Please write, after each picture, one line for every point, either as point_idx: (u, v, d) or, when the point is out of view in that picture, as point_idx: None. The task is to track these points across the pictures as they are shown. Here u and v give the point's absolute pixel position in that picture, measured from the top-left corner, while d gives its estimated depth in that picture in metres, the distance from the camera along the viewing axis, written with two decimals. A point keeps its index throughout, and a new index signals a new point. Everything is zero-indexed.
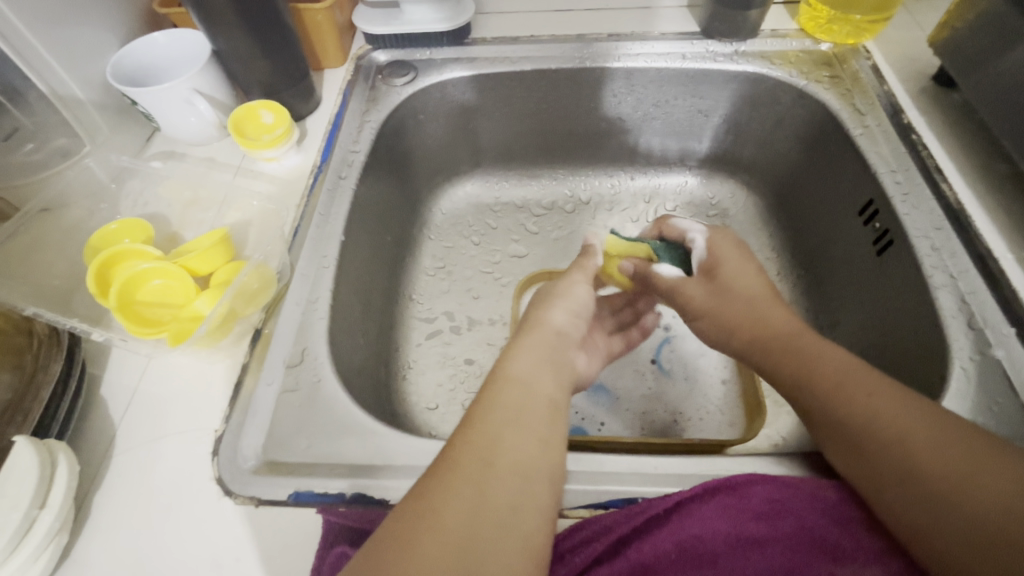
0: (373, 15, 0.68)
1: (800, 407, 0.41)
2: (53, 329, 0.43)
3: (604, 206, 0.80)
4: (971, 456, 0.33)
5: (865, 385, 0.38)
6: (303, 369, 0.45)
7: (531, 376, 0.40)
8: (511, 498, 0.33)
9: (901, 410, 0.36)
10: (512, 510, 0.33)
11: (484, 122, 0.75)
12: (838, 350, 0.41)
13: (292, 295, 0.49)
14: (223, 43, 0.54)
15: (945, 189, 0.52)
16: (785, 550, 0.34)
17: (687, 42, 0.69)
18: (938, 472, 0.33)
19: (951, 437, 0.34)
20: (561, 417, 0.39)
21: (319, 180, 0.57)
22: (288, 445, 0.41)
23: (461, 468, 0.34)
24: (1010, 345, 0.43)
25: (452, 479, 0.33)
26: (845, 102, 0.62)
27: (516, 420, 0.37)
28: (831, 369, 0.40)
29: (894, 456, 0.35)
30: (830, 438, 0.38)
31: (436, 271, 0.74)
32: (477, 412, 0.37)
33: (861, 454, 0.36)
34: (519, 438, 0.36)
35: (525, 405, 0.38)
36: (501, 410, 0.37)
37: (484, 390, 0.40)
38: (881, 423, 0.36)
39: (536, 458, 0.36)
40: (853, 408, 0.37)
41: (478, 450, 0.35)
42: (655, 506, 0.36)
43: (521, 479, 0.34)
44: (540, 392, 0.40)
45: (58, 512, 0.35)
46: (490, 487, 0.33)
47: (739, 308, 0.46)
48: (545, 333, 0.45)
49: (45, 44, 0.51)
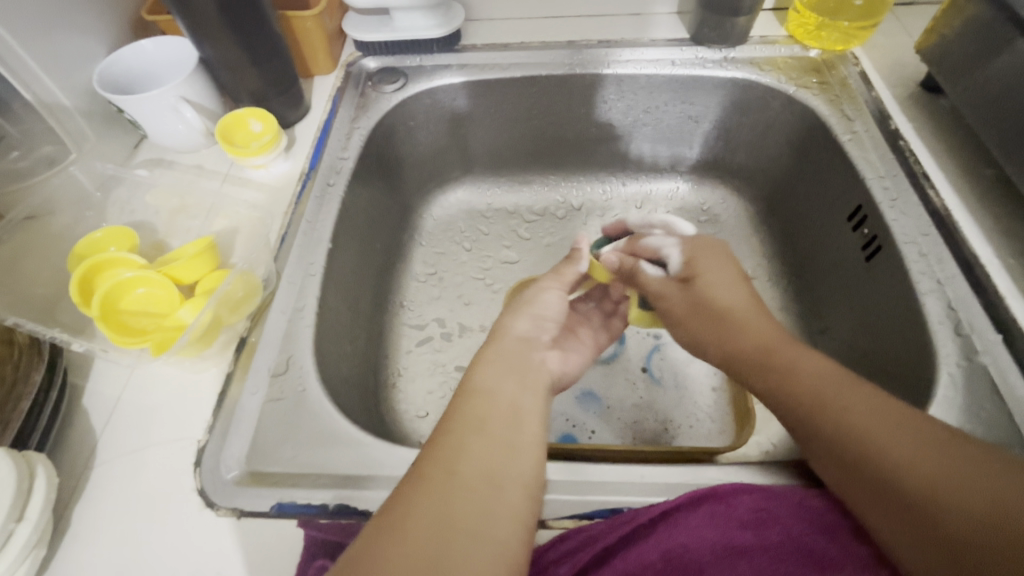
0: (362, 22, 0.68)
1: (783, 420, 0.40)
2: (35, 339, 0.42)
3: (596, 212, 0.80)
4: (947, 466, 0.32)
5: (843, 393, 0.37)
6: (288, 378, 0.45)
7: (496, 383, 0.40)
8: (479, 507, 0.33)
9: (879, 423, 0.35)
10: (478, 519, 0.32)
11: (474, 129, 0.75)
12: (812, 357, 0.41)
13: (278, 303, 0.48)
14: (210, 50, 0.54)
15: (932, 195, 0.52)
16: (772, 559, 0.33)
17: (676, 48, 0.69)
18: (920, 476, 0.32)
19: (934, 448, 0.33)
20: (530, 422, 0.39)
21: (307, 188, 0.56)
22: (271, 455, 0.41)
23: (427, 478, 0.33)
24: (997, 352, 0.43)
25: (420, 489, 0.33)
26: (834, 108, 0.62)
27: (480, 427, 0.37)
28: (813, 377, 0.39)
29: (878, 464, 0.34)
30: (814, 447, 0.37)
31: (427, 278, 0.74)
32: (446, 422, 0.37)
33: (840, 464, 0.35)
34: (485, 443, 0.36)
35: (490, 412, 0.38)
36: (466, 419, 0.37)
37: (454, 398, 0.40)
38: (856, 433, 0.35)
39: (502, 465, 0.35)
40: (829, 422, 0.37)
41: (443, 459, 0.35)
42: (641, 515, 0.36)
43: (487, 486, 0.34)
44: (507, 398, 0.40)
45: (35, 525, 0.34)
46: (455, 496, 0.33)
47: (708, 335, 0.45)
48: (511, 341, 0.45)
49: (29, 52, 0.50)
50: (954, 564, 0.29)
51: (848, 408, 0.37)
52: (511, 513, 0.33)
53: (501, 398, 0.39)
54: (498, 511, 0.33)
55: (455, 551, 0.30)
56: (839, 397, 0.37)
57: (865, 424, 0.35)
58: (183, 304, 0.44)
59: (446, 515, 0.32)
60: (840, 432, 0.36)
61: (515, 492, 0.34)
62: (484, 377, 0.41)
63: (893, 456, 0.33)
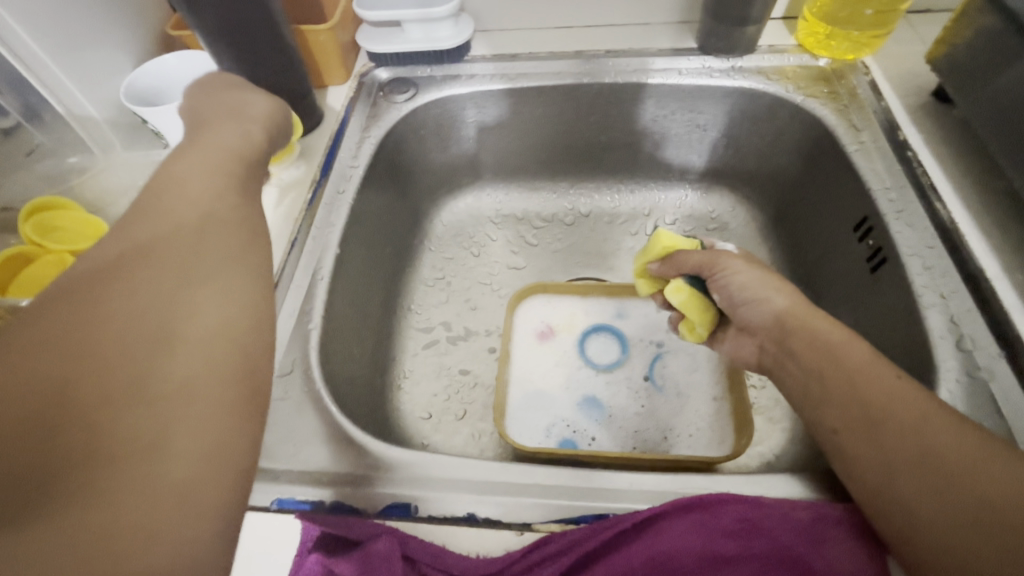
0: (375, 34, 0.70)
1: (810, 402, 0.41)
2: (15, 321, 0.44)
3: (605, 219, 0.81)
4: (968, 447, 0.34)
5: (875, 376, 0.39)
6: (294, 378, 0.47)
7: (151, 248, 0.31)
8: (187, 418, 0.27)
9: (905, 410, 0.36)
10: (182, 441, 0.26)
11: (484, 138, 0.76)
12: (851, 342, 0.42)
13: (287, 306, 0.51)
14: (227, 63, 0.56)
15: (939, 208, 0.52)
16: (754, 569, 0.35)
17: (684, 58, 0.69)
18: (947, 456, 0.34)
19: (961, 450, 0.34)
20: (234, 216, 0.36)
21: (318, 195, 0.59)
22: (274, 453, 0.43)
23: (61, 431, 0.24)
24: (998, 369, 0.42)
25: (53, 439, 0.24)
26: (842, 118, 0.62)
27: (191, 256, 0.32)
28: (848, 362, 0.40)
29: (906, 443, 0.35)
30: (842, 425, 0.38)
31: (435, 282, 0.75)
32: (147, 227, 0.32)
33: (866, 441, 0.37)
34: (213, 276, 0.32)
35: (131, 301, 0.29)
36: (124, 314, 0.28)
37: (113, 278, 0.29)
38: (888, 412, 0.37)
39: (217, 363, 0.29)
40: (857, 402, 0.38)
41: (128, 355, 0.27)
42: (625, 520, 0.36)
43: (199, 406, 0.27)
44: (151, 281, 0.30)
45: None
46: (118, 419, 0.25)
47: (767, 274, 0.48)
48: (216, 127, 0.41)
49: (62, 68, 0.54)
50: (969, 532, 0.32)
51: (883, 397, 0.37)
52: (238, 460, 0.28)
53: (215, 300, 0.31)
54: (224, 446, 0.27)
55: (150, 491, 0.24)
56: (873, 390, 0.38)
57: (891, 400, 0.37)
58: (51, 267, 0.48)
59: (117, 442, 0.24)
60: (873, 412, 0.37)
61: (236, 410, 0.29)
62: (143, 265, 0.30)
63: (918, 432, 0.35)
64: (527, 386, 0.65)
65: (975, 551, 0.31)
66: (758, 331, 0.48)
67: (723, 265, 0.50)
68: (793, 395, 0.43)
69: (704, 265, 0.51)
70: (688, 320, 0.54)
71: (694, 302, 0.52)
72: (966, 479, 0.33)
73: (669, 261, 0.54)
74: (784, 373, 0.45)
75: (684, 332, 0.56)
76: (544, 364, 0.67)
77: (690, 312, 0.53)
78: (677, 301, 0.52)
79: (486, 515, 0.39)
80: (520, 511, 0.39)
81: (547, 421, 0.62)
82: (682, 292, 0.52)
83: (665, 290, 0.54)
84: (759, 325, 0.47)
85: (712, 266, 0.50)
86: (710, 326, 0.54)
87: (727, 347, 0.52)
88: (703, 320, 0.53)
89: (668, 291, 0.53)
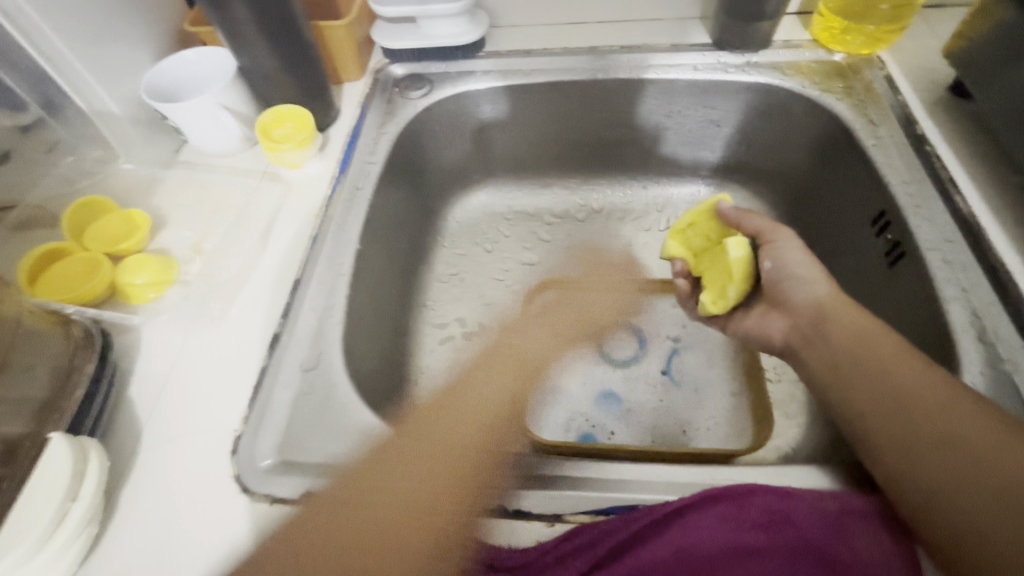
0: (390, 30, 0.70)
1: (836, 389, 0.42)
2: (87, 335, 0.44)
3: (617, 215, 0.81)
4: (991, 430, 0.34)
5: (900, 361, 0.39)
6: (317, 372, 0.47)
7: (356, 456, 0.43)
8: None
9: (929, 395, 0.37)
10: None
11: (497, 134, 0.76)
12: (881, 333, 0.42)
13: (309, 302, 0.51)
14: (248, 60, 0.57)
15: (958, 201, 0.52)
16: (784, 560, 0.35)
17: (699, 53, 0.69)
18: (971, 439, 0.34)
19: (987, 435, 0.34)
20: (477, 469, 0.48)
21: (336, 191, 0.59)
22: (303, 446, 0.43)
23: (415, 464, 0.44)
24: (1020, 360, 0.43)
25: (412, 469, 0.44)
26: (858, 112, 0.62)
27: (413, 460, 0.44)
28: (876, 349, 0.41)
29: (929, 425, 0.36)
30: (869, 407, 0.39)
31: (449, 278, 0.76)
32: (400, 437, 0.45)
33: (892, 423, 0.37)
34: (460, 428, 0.54)
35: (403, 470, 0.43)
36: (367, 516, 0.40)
37: (358, 485, 0.42)
38: (912, 396, 0.37)
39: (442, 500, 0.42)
40: (883, 386, 0.39)
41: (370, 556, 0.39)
42: (655, 511, 0.37)
43: (417, 491, 0.42)
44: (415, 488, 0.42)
45: (88, 505, 0.37)
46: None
47: (804, 260, 0.49)
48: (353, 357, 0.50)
49: (83, 63, 0.54)
50: (991, 512, 0.32)
51: (907, 380, 0.38)
52: None
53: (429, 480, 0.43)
54: None
55: None
56: (901, 377, 0.38)
57: (915, 384, 0.38)
58: (80, 266, 0.51)
59: None
60: (896, 395, 0.38)
61: None
62: (386, 490, 0.42)
63: (939, 416, 0.36)
64: (544, 382, 0.66)
65: (996, 531, 0.31)
66: (796, 312, 0.47)
67: (783, 238, 0.50)
68: (819, 380, 0.44)
69: (767, 230, 0.51)
70: (720, 284, 0.52)
71: (747, 264, 0.51)
72: (989, 461, 0.33)
73: (737, 219, 0.53)
74: (813, 356, 0.45)
75: (709, 299, 0.53)
76: (562, 357, 0.67)
77: (735, 271, 0.50)
78: (735, 254, 0.50)
79: (515, 507, 0.40)
80: (548, 504, 0.40)
81: (564, 416, 0.63)
82: (743, 249, 0.51)
83: (724, 242, 0.52)
84: (798, 309, 0.47)
85: (774, 233, 0.51)
86: (738, 298, 0.52)
87: (755, 327, 0.51)
88: (739, 286, 0.50)
89: (733, 241, 0.50)
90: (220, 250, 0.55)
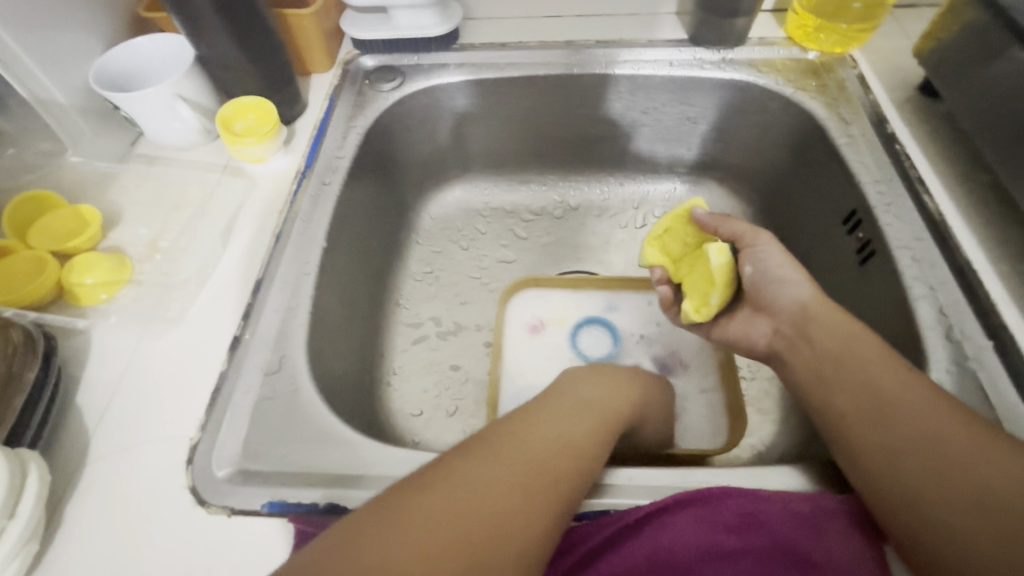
0: (360, 21, 0.68)
1: (819, 391, 0.42)
2: (29, 338, 0.42)
3: (594, 212, 0.80)
4: (972, 438, 0.34)
5: (886, 366, 0.39)
6: (281, 376, 0.45)
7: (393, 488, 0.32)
8: None
9: (912, 400, 0.37)
10: None
11: (472, 128, 0.75)
12: (862, 336, 0.42)
13: (272, 303, 0.49)
14: (207, 49, 0.54)
15: (926, 200, 0.53)
16: (756, 561, 0.35)
17: (675, 49, 0.69)
18: (951, 445, 0.34)
19: (967, 442, 0.34)
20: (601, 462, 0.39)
21: (302, 187, 0.56)
22: (265, 454, 0.41)
23: (488, 452, 0.35)
24: (986, 358, 0.43)
25: (482, 460, 0.34)
26: (831, 111, 0.62)
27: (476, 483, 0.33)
28: (863, 353, 0.41)
29: (912, 429, 0.36)
30: (852, 410, 0.39)
31: (423, 276, 0.74)
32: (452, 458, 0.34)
33: (875, 426, 0.37)
34: (562, 411, 0.41)
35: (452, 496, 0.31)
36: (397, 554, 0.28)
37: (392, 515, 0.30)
38: (896, 400, 0.37)
39: (525, 501, 0.33)
40: (868, 390, 0.39)
41: None
42: (628, 516, 0.36)
43: (510, 490, 0.33)
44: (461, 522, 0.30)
45: (28, 522, 0.34)
46: None
47: (787, 262, 0.49)
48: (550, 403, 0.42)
49: (26, 50, 0.51)
50: (967, 518, 0.32)
51: (895, 385, 0.38)
52: None
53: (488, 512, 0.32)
54: None
55: None
56: (885, 380, 0.38)
57: (902, 390, 0.37)
58: (23, 264, 0.48)
59: None
60: (882, 399, 0.38)
61: None
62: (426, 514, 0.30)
63: (924, 422, 0.36)
64: (520, 382, 0.65)
65: (970, 537, 0.31)
66: (779, 313, 0.48)
67: (764, 241, 0.50)
68: (803, 380, 0.44)
69: (746, 234, 0.51)
70: (703, 291, 0.51)
71: (728, 270, 0.50)
72: (969, 468, 0.33)
73: (715, 224, 0.52)
74: (797, 357, 0.45)
75: (693, 307, 0.52)
76: (538, 354, 0.67)
77: (718, 278, 0.49)
78: (717, 261, 0.49)
79: None
80: None
81: None
82: (724, 255, 0.50)
83: (706, 248, 0.50)
84: (784, 306, 0.47)
85: (753, 238, 0.50)
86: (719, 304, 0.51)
87: (739, 329, 0.51)
88: (721, 294, 0.50)
89: (715, 247, 0.50)
90: (179, 249, 0.53)
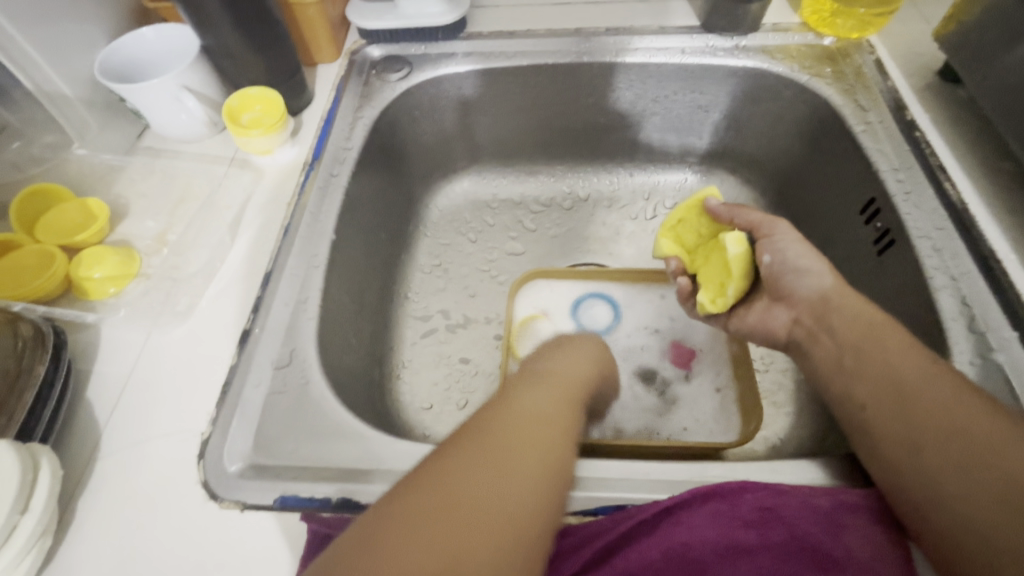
0: (366, 9, 0.67)
1: (841, 382, 0.41)
2: (38, 332, 0.41)
3: (604, 203, 0.79)
4: (999, 430, 0.33)
5: (910, 356, 0.38)
6: (291, 370, 0.45)
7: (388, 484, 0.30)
8: None
9: (937, 391, 0.36)
10: None
11: (480, 118, 0.74)
12: (884, 326, 0.41)
13: (281, 296, 0.48)
14: (211, 39, 0.53)
15: (948, 188, 0.51)
16: (775, 557, 0.34)
17: (687, 35, 0.67)
18: (977, 437, 0.33)
19: (993, 433, 0.33)
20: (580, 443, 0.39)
21: (309, 178, 0.56)
22: (276, 448, 0.41)
23: (480, 443, 0.33)
24: (1012, 349, 0.42)
25: (473, 452, 0.33)
26: (848, 98, 0.61)
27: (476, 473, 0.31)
28: (885, 343, 0.40)
29: (935, 421, 0.35)
30: (875, 401, 0.38)
31: (432, 269, 0.73)
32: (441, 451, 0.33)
33: (898, 418, 0.36)
34: (536, 393, 0.41)
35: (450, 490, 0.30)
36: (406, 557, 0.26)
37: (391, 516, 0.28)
38: (920, 391, 0.36)
39: (525, 489, 0.32)
40: (891, 381, 0.38)
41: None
42: (644, 511, 0.36)
43: (510, 478, 0.31)
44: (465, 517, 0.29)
45: (40, 516, 0.34)
46: None
47: (805, 251, 0.48)
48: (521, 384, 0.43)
49: (30, 41, 0.50)
50: (992, 511, 0.31)
51: (919, 376, 0.37)
52: None
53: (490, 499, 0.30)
54: None
55: None
56: (907, 370, 0.37)
57: (926, 381, 0.36)
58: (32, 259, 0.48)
59: None
60: (905, 390, 0.37)
61: None
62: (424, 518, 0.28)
63: (948, 413, 0.35)
64: None
65: (995, 530, 0.31)
66: (799, 303, 0.47)
67: (781, 232, 0.49)
68: (824, 373, 0.43)
69: (763, 223, 0.50)
70: (719, 282, 0.51)
71: (745, 260, 0.49)
72: (995, 460, 0.32)
73: (729, 213, 0.52)
74: (818, 348, 0.44)
75: (709, 298, 0.51)
76: None
77: (736, 269, 0.49)
78: (734, 252, 0.49)
79: None
80: None
81: None
82: (740, 246, 0.49)
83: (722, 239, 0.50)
84: (801, 296, 0.46)
85: (771, 228, 0.49)
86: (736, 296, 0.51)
87: (756, 321, 0.51)
88: (739, 285, 0.49)
89: (731, 238, 0.49)
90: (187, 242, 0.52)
